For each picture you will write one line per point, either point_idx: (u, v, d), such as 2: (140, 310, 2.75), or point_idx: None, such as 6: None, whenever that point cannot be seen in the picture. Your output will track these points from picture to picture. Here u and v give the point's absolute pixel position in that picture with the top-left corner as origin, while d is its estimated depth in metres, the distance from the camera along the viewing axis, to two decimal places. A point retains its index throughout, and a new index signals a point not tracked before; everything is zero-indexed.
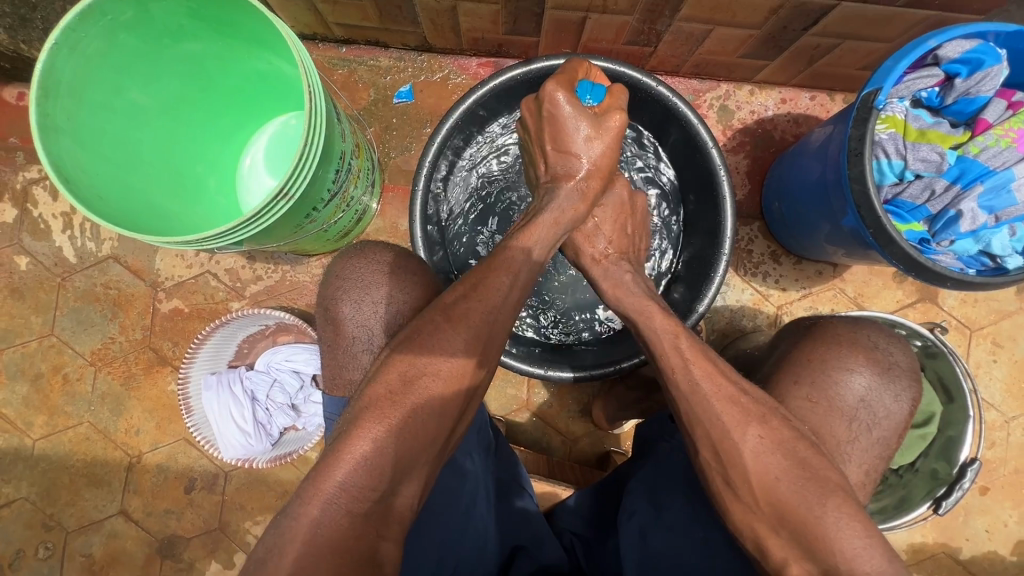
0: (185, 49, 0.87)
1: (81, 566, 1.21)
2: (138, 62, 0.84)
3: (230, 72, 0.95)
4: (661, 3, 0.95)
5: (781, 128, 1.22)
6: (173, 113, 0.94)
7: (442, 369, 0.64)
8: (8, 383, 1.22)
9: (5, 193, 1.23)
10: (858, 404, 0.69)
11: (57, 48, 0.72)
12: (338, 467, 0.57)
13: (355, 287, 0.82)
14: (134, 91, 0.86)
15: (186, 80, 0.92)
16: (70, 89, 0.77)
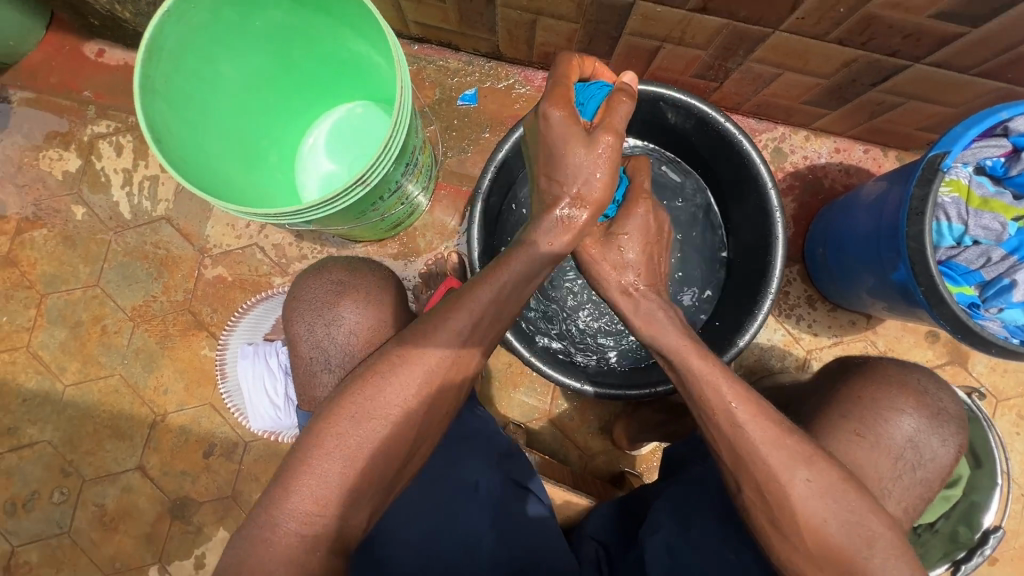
0: (277, 29, 0.89)
1: (94, 515, 1.23)
2: (234, 37, 0.87)
3: (314, 56, 0.97)
4: (737, 42, 0.97)
5: (832, 176, 1.24)
6: (254, 88, 0.96)
7: (391, 408, 0.66)
8: (48, 327, 1.25)
9: (71, 143, 1.26)
10: (907, 445, 0.72)
11: (168, 15, 0.76)
12: (290, 500, 0.63)
13: (310, 307, 0.90)
14: (224, 62, 0.89)
15: (272, 59, 0.94)
16: (170, 53, 0.80)
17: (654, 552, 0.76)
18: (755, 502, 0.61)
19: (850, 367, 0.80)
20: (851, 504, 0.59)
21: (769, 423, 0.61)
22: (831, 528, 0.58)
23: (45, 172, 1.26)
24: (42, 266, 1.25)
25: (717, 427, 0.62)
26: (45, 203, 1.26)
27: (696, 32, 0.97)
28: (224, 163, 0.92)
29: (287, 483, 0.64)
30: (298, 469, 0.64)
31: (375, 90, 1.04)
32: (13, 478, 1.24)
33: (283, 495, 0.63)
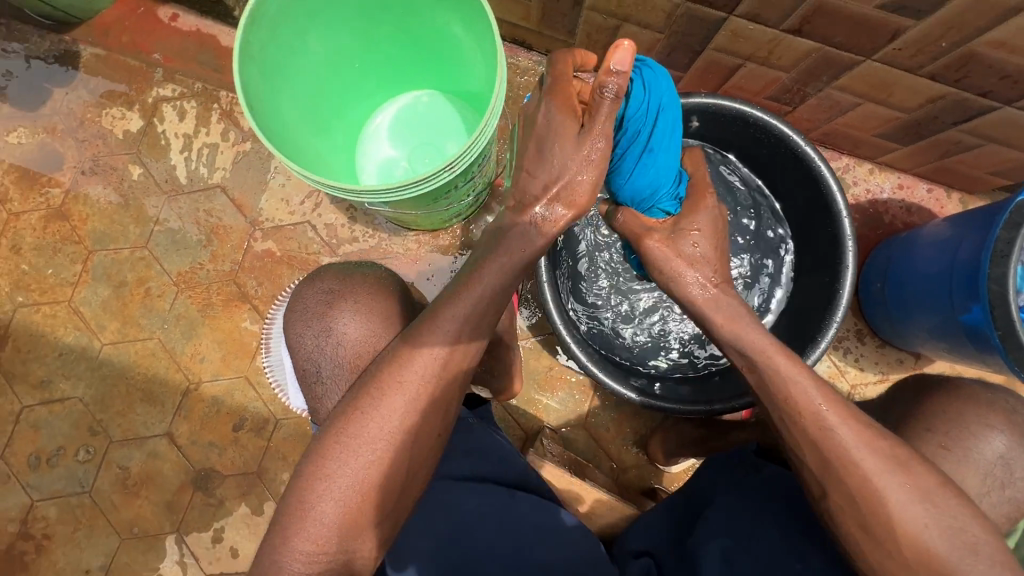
0: (369, 9, 0.88)
1: (117, 477, 1.22)
2: (328, 12, 0.86)
3: (397, 40, 0.96)
4: (824, 67, 0.97)
5: (893, 212, 1.23)
6: (335, 66, 0.95)
7: (374, 440, 0.65)
8: (92, 284, 1.25)
9: (135, 103, 1.26)
10: (996, 462, 0.77)
11: None
12: (292, 545, 0.64)
13: (301, 318, 0.88)
14: (313, 36, 0.87)
15: (357, 38, 0.93)
16: (268, 21, 0.79)
17: (710, 559, 0.74)
18: (843, 509, 0.60)
19: (929, 392, 0.82)
20: (948, 506, 0.58)
21: (859, 425, 0.61)
22: (932, 534, 0.57)
23: (107, 129, 1.26)
24: (93, 222, 1.25)
25: (804, 429, 0.62)
26: (103, 160, 1.26)
27: (784, 52, 0.96)
28: (299, 136, 0.91)
29: (286, 529, 0.65)
30: (297, 515, 0.65)
31: (450, 81, 1.02)
32: (40, 432, 1.23)
33: (284, 542, 0.64)
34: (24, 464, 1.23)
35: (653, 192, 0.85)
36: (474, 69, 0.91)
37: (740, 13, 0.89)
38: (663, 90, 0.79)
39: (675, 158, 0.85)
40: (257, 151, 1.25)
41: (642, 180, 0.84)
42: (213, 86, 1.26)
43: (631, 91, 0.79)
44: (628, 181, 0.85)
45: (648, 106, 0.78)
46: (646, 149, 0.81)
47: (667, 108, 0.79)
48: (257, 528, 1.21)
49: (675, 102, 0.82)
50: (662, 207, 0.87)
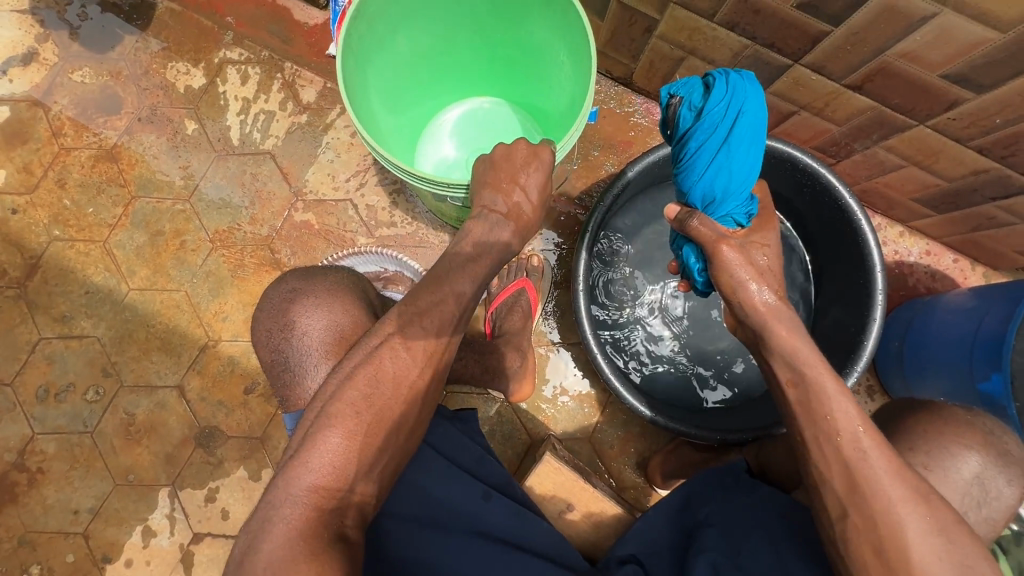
0: (455, 15, 0.93)
1: (121, 422, 1.22)
2: (420, 15, 0.90)
3: (475, 47, 1.00)
4: (876, 126, 1.00)
5: (917, 276, 1.26)
6: (415, 64, 0.98)
7: (392, 369, 0.64)
8: (130, 229, 1.26)
9: (201, 62, 1.29)
10: (971, 481, 0.76)
11: None
12: (299, 474, 0.59)
13: (267, 316, 0.87)
14: (402, 35, 0.91)
15: (439, 40, 0.97)
16: (369, 17, 0.83)
17: (700, 571, 0.74)
18: (860, 531, 0.61)
19: (909, 411, 0.83)
20: (963, 542, 0.59)
21: (886, 455, 0.62)
22: (946, 566, 0.58)
23: (170, 82, 1.29)
24: (141, 169, 1.28)
25: (839, 449, 0.63)
26: (161, 111, 1.29)
27: (840, 107, 1.00)
28: (377, 126, 0.93)
29: (298, 455, 0.60)
30: (308, 444, 0.60)
31: (518, 92, 1.07)
32: (54, 365, 1.24)
33: (293, 471, 0.59)
34: (32, 395, 1.24)
35: (726, 200, 0.84)
36: (549, 79, 0.97)
37: (806, 62, 0.93)
38: (748, 94, 0.79)
39: (752, 170, 0.84)
40: (311, 125, 1.27)
41: (722, 179, 0.82)
42: (279, 56, 1.29)
43: (713, 88, 0.80)
44: (698, 181, 0.83)
45: (728, 104, 0.79)
46: (721, 148, 0.81)
47: (750, 112, 0.80)
48: (251, 493, 1.20)
49: (763, 111, 0.81)
50: (734, 218, 0.85)
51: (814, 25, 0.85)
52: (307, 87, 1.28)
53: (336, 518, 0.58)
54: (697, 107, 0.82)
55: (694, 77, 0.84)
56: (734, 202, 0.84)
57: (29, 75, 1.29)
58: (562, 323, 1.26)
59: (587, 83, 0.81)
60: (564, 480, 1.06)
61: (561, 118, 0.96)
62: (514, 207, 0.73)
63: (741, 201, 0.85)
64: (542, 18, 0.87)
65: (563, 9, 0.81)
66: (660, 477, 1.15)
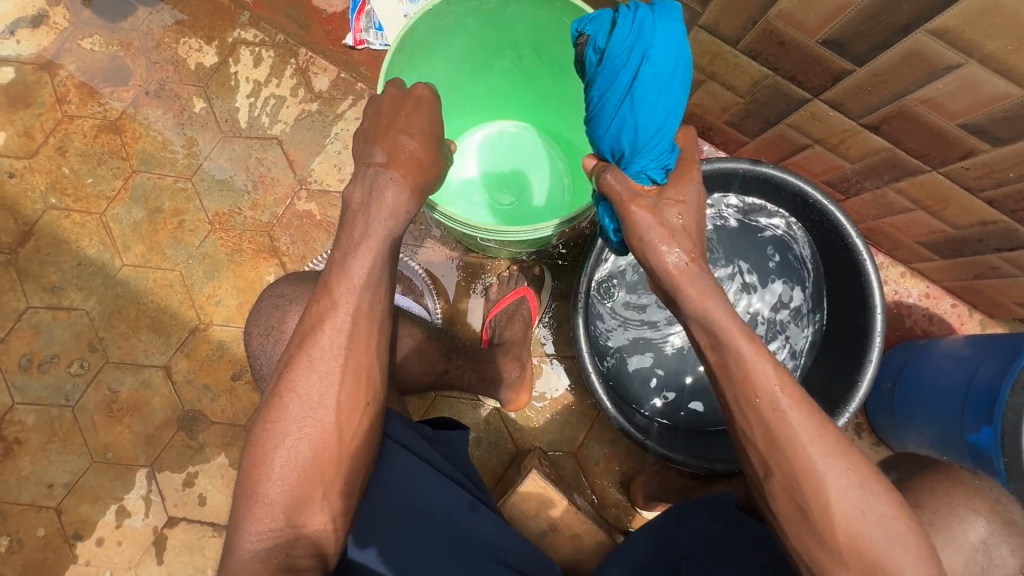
0: (495, 45, 0.93)
1: (104, 399, 1.21)
2: (459, 45, 0.90)
3: (507, 73, 1.00)
4: (888, 167, 0.99)
5: (915, 318, 1.26)
6: (448, 91, 0.98)
7: (298, 416, 0.65)
8: (128, 203, 1.24)
9: (215, 40, 1.27)
10: None
11: (429, 12, 0.79)
12: (240, 536, 0.63)
13: (261, 326, 0.85)
14: (439, 64, 0.91)
15: (474, 67, 0.97)
16: (410, 46, 0.82)
17: None
18: None
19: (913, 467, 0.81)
20: None
21: (891, 503, 0.58)
22: None
23: (181, 58, 1.27)
24: (145, 143, 1.25)
25: None
26: (170, 87, 1.27)
27: (854, 145, 0.99)
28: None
29: (237, 519, 0.64)
30: (243, 503, 0.64)
31: (548, 118, 1.08)
32: (39, 335, 1.22)
33: (233, 535, 0.63)
34: (15, 363, 1.21)
35: (637, 155, 0.73)
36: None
37: (825, 97, 0.92)
38: (656, 35, 0.68)
39: (668, 121, 0.72)
40: (322, 114, 1.26)
41: (623, 131, 0.72)
42: (294, 41, 1.27)
43: (616, 26, 0.69)
44: (605, 134, 0.74)
45: (629, 43, 0.68)
46: (625, 97, 0.71)
47: (656, 57, 0.69)
48: (231, 480, 1.19)
49: (680, 52, 0.70)
50: (649, 174, 0.73)
51: (837, 62, 0.84)
52: (321, 75, 1.27)
53: (285, 550, 0.62)
54: (601, 48, 0.71)
55: (604, 11, 0.72)
56: (646, 158, 0.73)
57: (37, 38, 1.26)
58: (557, 335, 1.25)
59: None
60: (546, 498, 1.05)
61: None
62: (394, 151, 0.71)
63: (658, 154, 0.73)
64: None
65: None
66: (642, 498, 1.15)
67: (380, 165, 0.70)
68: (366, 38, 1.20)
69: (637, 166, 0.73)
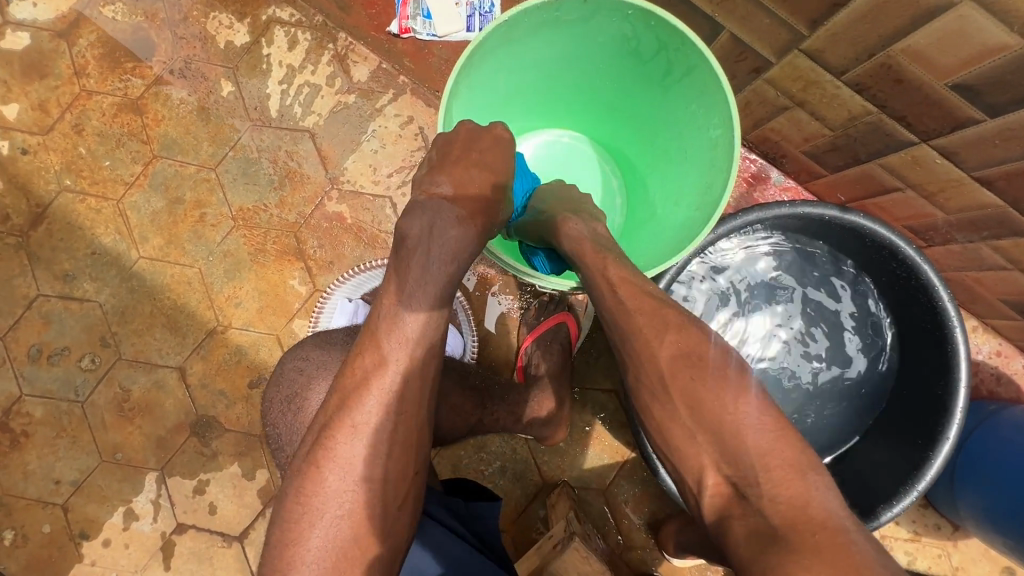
0: (566, 54, 0.81)
1: (115, 397, 1.15)
2: (528, 53, 0.78)
3: (574, 84, 0.88)
4: (991, 224, 0.89)
5: (982, 376, 1.17)
6: (508, 102, 0.87)
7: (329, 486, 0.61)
8: (147, 191, 1.16)
9: (247, 16, 1.16)
10: None
11: (504, 21, 0.68)
12: None
13: (281, 398, 0.84)
14: (503, 74, 0.80)
15: (542, 79, 0.86)
16: (479, 55, 0.71)
17: None
18: None
19: None
20: None
21: None
22: None
23: (209, 34, 1.16)
24: (167, 127, 1.16)
25: None
26: (196, 65, 1.16)
27: (956, 196, 0.88)
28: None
29: None
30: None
31: (611, 133, 0.95)
32: (50, 325, 1.15)
33: None
34: (24, 353, 1.15)
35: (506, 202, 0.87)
36: (660, 143, 0.86)
37: (936, 143, 0.81)
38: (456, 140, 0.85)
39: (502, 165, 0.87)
40: (359, 107, 1.15)
41: None
42: (334, 24, 1.16)
43: None
44: None
45: None
46: None
47: None
48: (243, 492, 1.14)
49: None
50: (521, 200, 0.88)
51: (964, 109, 0.73)
52: (360, 64, 1.16)
53: None
54: None
55: None
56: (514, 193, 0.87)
57: (56, 2, 1.16)
58: (593, 366, 1.17)
59: (722, 170, 0.71)
60: (588, 571, 0.96)
61: (666, 187, 0.86)
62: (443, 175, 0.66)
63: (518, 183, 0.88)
64: (676, 84, 0.77)
65: (709, 77, 0.70)
66: (672, 546, 1.08)
67: (444, 198, 0.67)
68: (413, 26, 1.11)
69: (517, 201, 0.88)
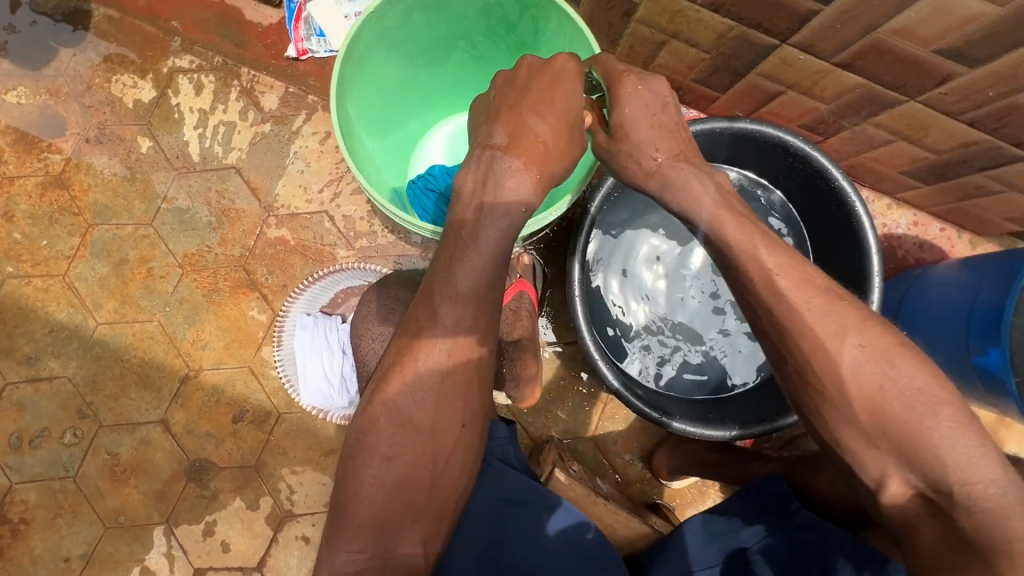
0: (444, 36, 0.87)
1: (105, 463, 1.17)
2: (408, 40, 0.85)
3: (463, 63, 0.94)
4: (865, 103, 0.97)
5: (906, 248, 1.25)
6: (407, 92, 0.93)
7: None
8: (90, 259, 1.18)
9: (149, 72, 1.20)
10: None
11: (371, 13, 0.74)
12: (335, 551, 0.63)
13: (384, 324, 1.02)
14: (391, 63, 0.86)
15: (433, 64, 0.92)
16: (359, 49, 0.77)
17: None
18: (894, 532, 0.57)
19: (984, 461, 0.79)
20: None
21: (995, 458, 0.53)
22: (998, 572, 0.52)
23: (116, 97, 1.19)
24: (95, 194, 1.19)
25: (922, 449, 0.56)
26: (110, 129, 1.19)
27: (829, 85, 0.97)
28: (375, 170, 0.89)
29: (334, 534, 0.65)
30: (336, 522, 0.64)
31: None
32: (24, 411, 1.17)
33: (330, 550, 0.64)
34: (4, 444, 1.17)
35: None
36: None
37: (793, 41, 0.89)
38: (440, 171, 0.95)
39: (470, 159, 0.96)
40: (276, 134, 1.19)
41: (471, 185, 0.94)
42: (233, 61, 1.20)
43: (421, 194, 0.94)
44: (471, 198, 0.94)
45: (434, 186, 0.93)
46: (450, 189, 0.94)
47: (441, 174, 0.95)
48: (251, 523, 1.16)
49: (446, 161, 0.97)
50: None
51: (802, 3, 0.81)
52: (267, 93, 1.20)
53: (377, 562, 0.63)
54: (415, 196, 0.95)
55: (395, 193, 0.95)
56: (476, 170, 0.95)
57: None
58: (557, 323, 1.23)
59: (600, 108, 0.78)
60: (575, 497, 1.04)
61: None
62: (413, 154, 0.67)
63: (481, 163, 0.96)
64: (546, 40, 0.83)
65: (570, 23, 0.76)
66: (667, 471, 1.15)
67: None
68: (309, 46, 1.17)
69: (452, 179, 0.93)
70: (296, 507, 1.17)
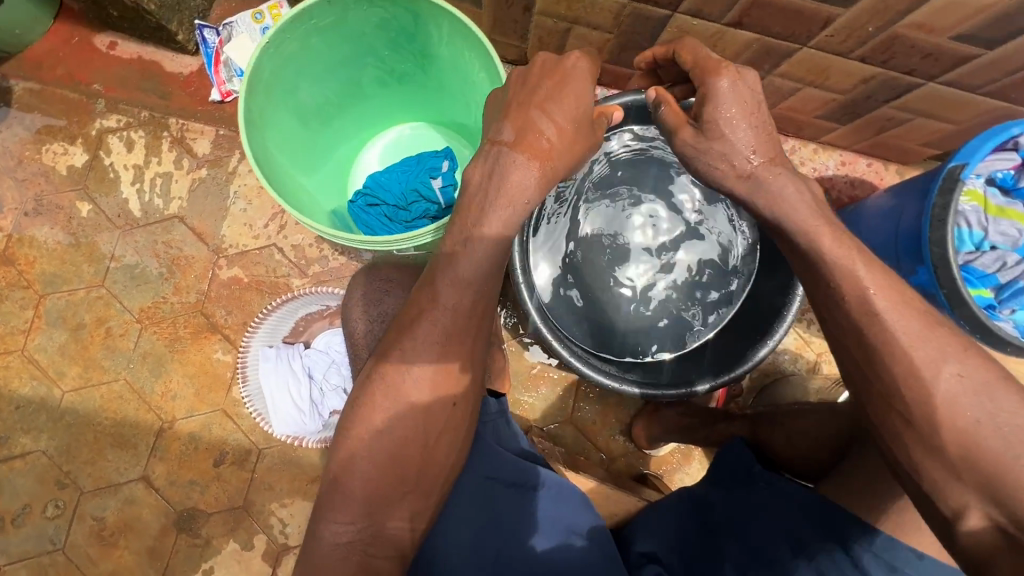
0: (349, 56, 0.90)
1: (91, 529, 1.16)
2: (314, 65, 0.88)
3: (376, 79, 0.97)
4: (764, 56, 1.02)
5: (838, 188, 1.30)
6: (326, 114, 0.96)
7: None
8: (47, 329, 1.18)
9: (78, 137, 1.21)
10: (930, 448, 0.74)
11: (267, 44, 0.77)
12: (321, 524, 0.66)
13: (375, 300, 0.95)
14: (302, 88, 0.89)
15: (346, 84, 0.95)
16: (263, 82, 0.81)
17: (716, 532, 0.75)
18: None
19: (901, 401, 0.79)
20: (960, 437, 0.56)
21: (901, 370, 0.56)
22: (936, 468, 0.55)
23: (49, 166, 1.20)
24: (42, 265, 1.19)
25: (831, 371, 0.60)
26: (48, 199, 1.20)
27: (727, 45, 1.01)
28: (309, 196, 0.93)
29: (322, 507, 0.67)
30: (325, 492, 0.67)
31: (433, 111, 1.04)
32: (3, 491, 1.16)
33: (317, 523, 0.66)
34: None
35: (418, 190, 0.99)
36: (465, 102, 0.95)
37: (683, 9, 0.93)
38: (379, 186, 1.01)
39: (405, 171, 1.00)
40: (214, 177, 1.21)
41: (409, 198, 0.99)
42: (160, 113, 1.22)
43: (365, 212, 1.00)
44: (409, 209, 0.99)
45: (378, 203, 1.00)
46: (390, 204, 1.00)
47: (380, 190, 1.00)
48: (248, 563, 1.16)
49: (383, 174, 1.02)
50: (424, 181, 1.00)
51: None
52: (199, 139, 1.21)
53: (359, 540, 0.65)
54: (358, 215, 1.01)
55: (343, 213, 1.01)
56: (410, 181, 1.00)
57: None
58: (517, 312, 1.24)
59: None
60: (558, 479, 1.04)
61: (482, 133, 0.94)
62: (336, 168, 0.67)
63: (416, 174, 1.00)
64: (445, 44, 0.86)
65: (461, 24, 0.79)
66: (647, 441, 1.17)
67: None
68: (232, 88, 1.19)
69: (398, 196, 1.00)
70: (291, 539, 1.17)
